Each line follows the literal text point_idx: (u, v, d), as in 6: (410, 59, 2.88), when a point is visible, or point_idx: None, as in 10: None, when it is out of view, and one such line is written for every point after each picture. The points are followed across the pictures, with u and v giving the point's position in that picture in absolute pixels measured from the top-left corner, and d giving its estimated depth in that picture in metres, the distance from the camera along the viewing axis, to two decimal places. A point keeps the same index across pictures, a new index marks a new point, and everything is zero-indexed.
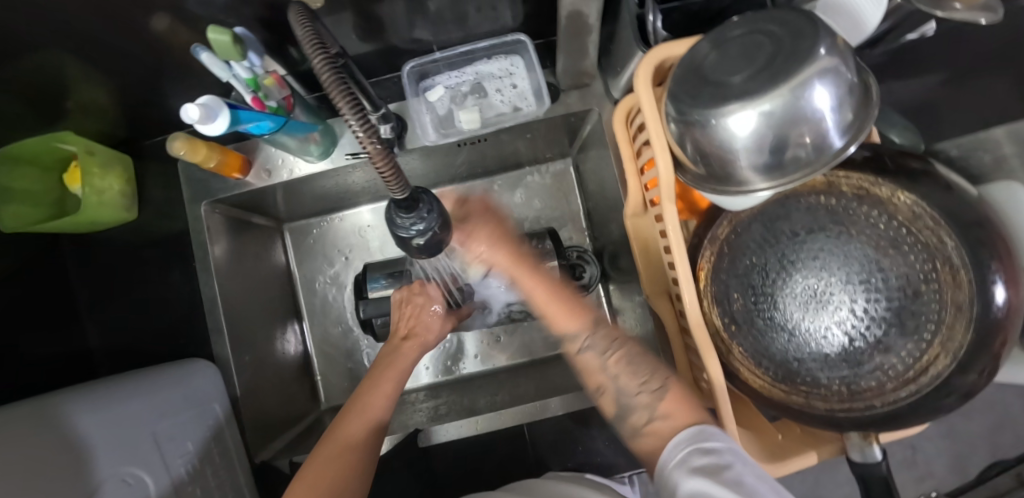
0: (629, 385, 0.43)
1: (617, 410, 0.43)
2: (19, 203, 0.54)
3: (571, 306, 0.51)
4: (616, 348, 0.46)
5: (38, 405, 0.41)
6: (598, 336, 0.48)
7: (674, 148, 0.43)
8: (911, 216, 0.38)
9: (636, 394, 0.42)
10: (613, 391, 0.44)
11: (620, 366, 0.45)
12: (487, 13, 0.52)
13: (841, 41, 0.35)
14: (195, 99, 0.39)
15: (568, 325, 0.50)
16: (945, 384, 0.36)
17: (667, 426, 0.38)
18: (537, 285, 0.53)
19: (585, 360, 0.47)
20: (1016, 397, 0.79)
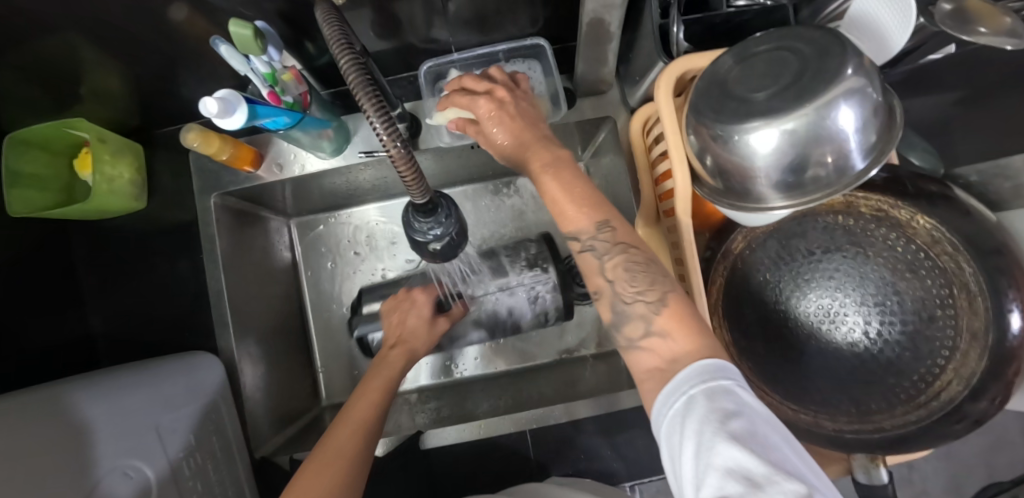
0: (624, 292, 0.37)
1: (611, 317, 0.37)
2: (28, 187, 0.53)
3: (583, 197, 0.38)
4: (620, 253, 0.37)
5: (46, 406, 0.43)
6: (604, 235, 0.37)
7: (692, 160, 0.43)
8: (930, 240, 0.38)
9: (632, 304, 0.36)
10: (610, 297, 0.38)
11: (623, 273, 0.37)
12: (507, 15, 0.52)
13: (868, 61, 0.35)
14: (215, 92, 0.37)
15: (573, 216, 0.38)
16: (957, 409, 0.36)
17: (667, 348, 0.33)
18: (550, 175, 0.38)
19: (582, 259, 0.39)
20: (1014, 419, 0.79)
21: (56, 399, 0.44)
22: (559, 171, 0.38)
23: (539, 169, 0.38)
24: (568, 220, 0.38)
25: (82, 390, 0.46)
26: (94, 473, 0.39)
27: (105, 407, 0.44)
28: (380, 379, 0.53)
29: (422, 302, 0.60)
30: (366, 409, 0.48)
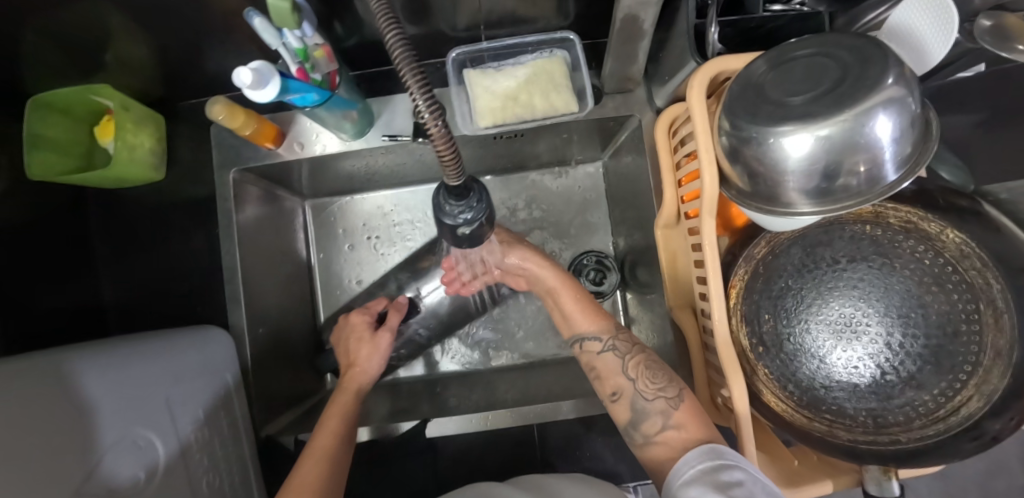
0: (646, 389, 0.44)
1: (630, 416, 0.45)
2: (47, 151, 0.53)
3: (596, 312, 0.51)
4: (635, 353, 0.47)
5: (57, 357, 0.40)
6: (620, 339, 0.49)
7: (722, 162, 0.43)
8: (958, 255, 0.38)
9: (652, 400, 0.44)
10: (630, 396, 0.45)
11: (639, 370, 0.46)
12: (539, 8, 0.52)
13: (908, 71, 0.35)
14: (250, 63, 0.37)
15: (586, 326, 0.50)
16: (976, 426, 0.36)
17: (682, 439, 0.41)
18: (567, 295, 0.52)
19: (603, 362, 0.48)
20: (1014, 447, 0.79)
21: (63, 353, 0.40)
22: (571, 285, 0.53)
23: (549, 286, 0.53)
24: (583, 329, 0.50)
25: (89, 351, 0.43)
26: (109, 437, 0.38)
27: (117, 371, 0.42)
28: (342, 407, 0.49)
29: (360, 323, 0.57)
30: (326, 445, 0.45)
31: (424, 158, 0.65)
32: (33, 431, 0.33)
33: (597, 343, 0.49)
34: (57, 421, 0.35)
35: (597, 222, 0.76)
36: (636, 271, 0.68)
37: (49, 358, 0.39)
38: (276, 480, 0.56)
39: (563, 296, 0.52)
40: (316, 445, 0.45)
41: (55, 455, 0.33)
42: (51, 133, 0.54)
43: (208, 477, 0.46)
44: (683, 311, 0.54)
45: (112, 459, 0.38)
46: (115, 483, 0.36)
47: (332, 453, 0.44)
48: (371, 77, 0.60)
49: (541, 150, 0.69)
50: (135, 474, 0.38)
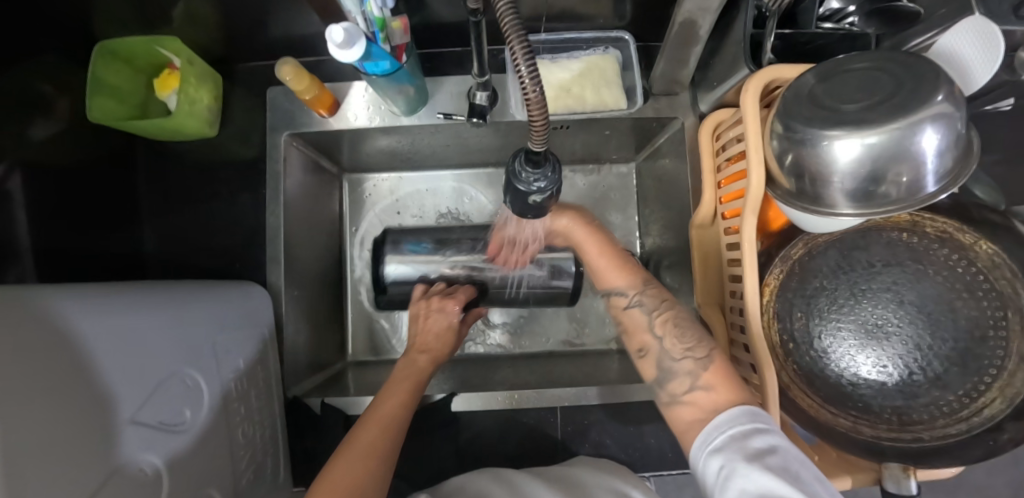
0: (673, 348, 0.45)
1: (658, 372, 0.45)
2: (108, 97, 0.54)
3: (625, 267, 0.54)
4: (663, 310, 0.48)
5: (114, 292, 0.40)
6: (648, 294, 0.50)
7: (770, 163, 0.45)
8: (990, 264, 0.40)
9: (677, 356, 0.44)
10: (657, 354, 0.46)
11: (667, 328, 0.47)
12: (600, 6, 0.54)
13: (957, 90, 0.37)
14: (343, 23, 0.40)
15: (615, 280, 0.53)
16: (998, 426, 0.38)
17: (709, 400, 0.39)
18: (592, 248, 0.56)
19: (631, 316, 0.50)
20: (1005, 482, 0.81)
21: (119, 289, 0.41)
22: (598, 235, 0.57)
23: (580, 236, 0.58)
24: (613, 282, 0.53)
25: (141, 288, 0.43)
26: (161, 373, 0.39)
27: (169, 312, 0.43)
28: (407, 383, 0.55)
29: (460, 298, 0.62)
30: (390, 415, 0.49)
31: (468, 141, 0.67)
32: (93, 361, 0.33)
33: (625, 297, 0.51)
34: (113, 350, 0.35)
35: (626, 222, 0.79)
36: (662, 270, 0.70)
37: (107, 291, 0.39)
38: (298, 440, 0.56)
39: (587, 246, 0.57)
40: (378, 412, 0.49)
41: (109, 387, 0.34)
42: (114, 79, 0.55)
43: (242, 428, 0.47)
44: (711, 308, 0.56)
45: (162, 393, 0.38)
46: (161, 420, 0.37)
47: (390, 420, 0.49)
48: (427, 57, 0.61)
49: (582, 145, 0.71)
50: (181, 413, 0.39)
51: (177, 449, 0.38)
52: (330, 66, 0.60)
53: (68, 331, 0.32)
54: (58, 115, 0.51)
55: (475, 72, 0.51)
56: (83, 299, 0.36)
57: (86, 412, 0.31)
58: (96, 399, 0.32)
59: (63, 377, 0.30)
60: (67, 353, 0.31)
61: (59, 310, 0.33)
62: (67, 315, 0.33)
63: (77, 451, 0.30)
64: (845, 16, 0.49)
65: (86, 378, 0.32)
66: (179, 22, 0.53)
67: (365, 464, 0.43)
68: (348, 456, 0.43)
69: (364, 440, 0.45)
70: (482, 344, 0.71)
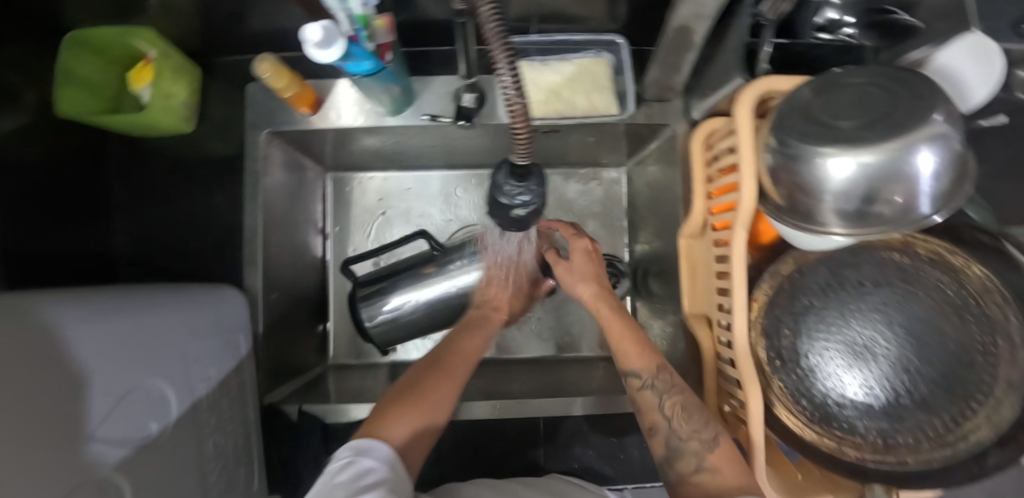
0: (681, 428, 0.42)
1: (665, 452, 0.43)
2: (78, 89, 0.51)
3: (647, 349, 0.48)
4: (675, 393, 0.44)
5: (80, 294, 0.38)
6: (661, 377, 0.45)
7: (762, 177, 0.44)
8: (981, 289, 0.40)
9: (687, 441, 0.42)
10: (665, 434, 0.43)
11: (677, 410, 0.43)
12: (593, 7, 0.52)
13: (955, 109, 0.36)
14: (320, 21, 0.38)
15: (632, 359, 0.47)
16: (982, 452, 0.38)
17: (717, 484, 0.38)
18: (619, 328, 0.50)
19: (642, 398, 0.45)
20: None
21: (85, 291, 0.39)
22: (620, 314, 0.51)
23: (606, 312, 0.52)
24: (629, 362, 0.47)
25: (111, 292, 0.42)
26: (126, 384, 0.37)
27: (139, 319, 0.41)
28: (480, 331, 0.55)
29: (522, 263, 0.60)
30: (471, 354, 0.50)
31: (455, 142, 0.65)
32: (55, 372, 0.31)
33: (638, 378, 0.46)
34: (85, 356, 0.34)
35: (616, 228, 0.77)
36: (649, 278, 0.69)
37: (74, 295, 0.37)
38: (273, 447, 0.55)
39: (612, 324, 0.50)
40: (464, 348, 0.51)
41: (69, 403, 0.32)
42: (83, 71, 0.52)
43: (214, 439, 0.45)
44: (697, 321, 0.55)
45: (126, 405, 0.37)
46: (123, 434, 0.35)
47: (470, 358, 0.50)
48: (414, 55, 0.59)
49: (569, 148, 0.70)
50: (145, 426, 0.38)
51: (139, 465, 0.36)
52: (313, 61, 0.58)
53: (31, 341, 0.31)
54: (25, 108, 0.49)
55: (461, 75, 0.49)
56: (47, 304, 0.34)
57: (46, 426, 0.29)
58: (56, 414, 0.31)
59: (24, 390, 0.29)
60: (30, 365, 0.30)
61: (49, 317, 0.33)
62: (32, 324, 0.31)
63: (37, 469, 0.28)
64: (843, 27, 0.48)
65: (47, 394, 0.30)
66: (153, 13, 0.51)
67: (443, 389, 0.44)
68: (432, 379, 0.45)
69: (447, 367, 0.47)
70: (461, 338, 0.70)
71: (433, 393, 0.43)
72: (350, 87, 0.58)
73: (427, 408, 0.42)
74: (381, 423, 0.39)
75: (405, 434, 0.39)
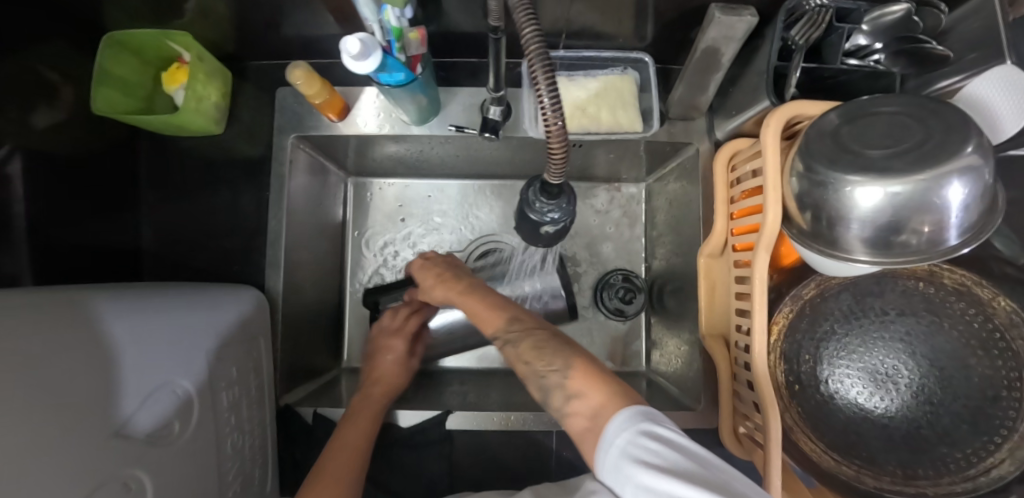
0: (539, 368, 0.40)
1: (541, 399, 0.40)
2: (113, 88, 0.52)
3: (501, 307, 0.47)
4: (528, 338, 0.42)
5: (106, 296, 0.39)
6: (512, 325, 0.44)
7: (788, 201, 0.44)
8: (1009, 323, 0.39)
9: (553, 389, 0.38)
10: (531, 377, 0.41)
11: (532, 352, 0.41)
12: (622, 25, 0.53)
13: (986, 142, 0.36)
14: (359, 34, 0.39)
15: (488, 323, 0.46)
16: (1006, 487, 0.37)
17: (587, 407, 0.36)
18: (466, 304, 0.50)
19: (506, 353, 0.44)
20: None
21: (111, 293, 0.40)
22: (473, 291, 0.50)
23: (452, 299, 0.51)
24: (489, 325, 0.46)
25: (138, 292, 0.43)
26: (153, 382, 0.37)
27: (165, 317, 0.41)
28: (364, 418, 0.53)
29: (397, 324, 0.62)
30: (351, 447, 0.48)
31: (476, 153, 0.66)
32: (71, 372, 0.32)
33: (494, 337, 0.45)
34: (121, 352, 0.36)
35: (633, 243, 0.77)
36: (666, 295, 0.69)
37: (102, 297, 0.38)
38: (287, 450, 0.55)
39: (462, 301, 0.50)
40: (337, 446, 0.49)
41: (89, 404, 0.32)
42: (120, 71, 0.53)
43: (233, 438, 0.46)
44: (715, 341, 0.54)
45: (150, 402, 0.36)
46: (145, 432, 0.35)
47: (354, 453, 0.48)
48: (442, 66, 0.60)
49: (590, 162, 0.70)
50: (169, 425, 0.37)
51: (164, 464, 0.36)
52: (343, 68, 0.59)
53: (43, 342, 0.31)
54: (62, 104, 0.50)
55: (490, 88, 0.50)
56: (63, 308, 0.35)
57: (64, 426, 0.30)
58: (77, 413, 0.31)
59: (35, 390, 0.29)
60: (42, 367, 0.30)
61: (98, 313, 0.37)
62: (40, 326, 0.32)
63: (54, 470, 0.28)
64: (872, 53, 0.47)
65: (61, 394, 0.30)
66: (191, 17, 0.52)
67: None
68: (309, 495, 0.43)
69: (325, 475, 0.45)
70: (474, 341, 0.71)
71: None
72: (377, 95, 0.59)
73: None
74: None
75: None
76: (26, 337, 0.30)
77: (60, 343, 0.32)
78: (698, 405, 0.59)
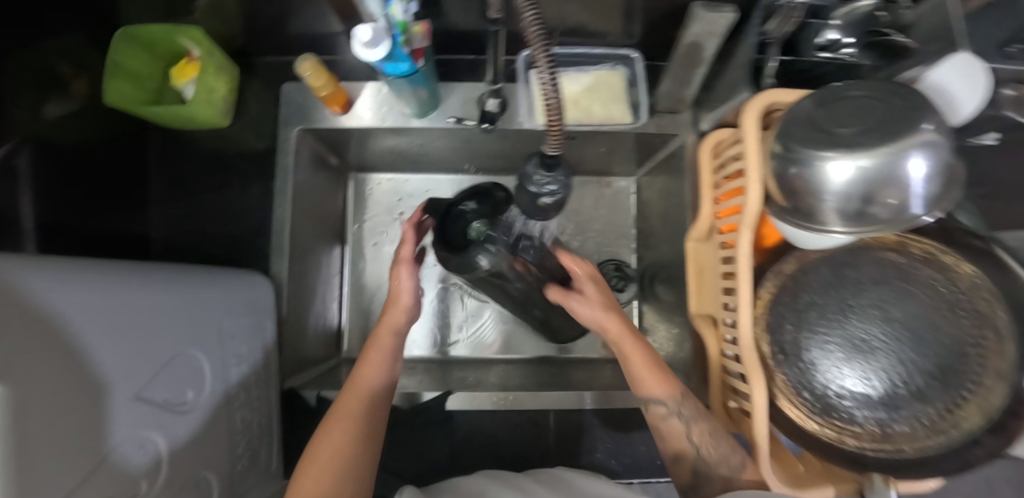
0: (709, 456, 0.47)
1: (694, 478, 0.49)
2: (126, 81, 0.54)
3: (663, 373, 0.49)
4: (703, 422, 0.48)
5: (119, 268, 0.38)
6: (687, 404, 0.48)
7: (766, 182, 0.47)
8: (971, 286, 0.43)
9: (716, 467, 0.47)
10: (694, 461, 0.49)
11: (703, 438, 0.48)
12: (612, 23, 0.57)
13: (943, 122, 0.40)
14: (370, 23, 0.42)
15: (652, 388, 0.49)
16: (975, 440, 0.40)
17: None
18: (635, 357, 0.49)
19: (670, 426, 0.49)
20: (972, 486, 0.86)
21: (120, 266, 0.39)
22: (626, 335, 0.50)
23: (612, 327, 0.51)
24: (653, 391, 0.49)
25: (143, 268, 0.41)
26: (168, 352, 0.38)
27: (182, 292, 0.42)
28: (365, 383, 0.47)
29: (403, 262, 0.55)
30: (371, 383, 0.47)
31: (475, 146, 0.69)
32: (106, 335, 0.32)
33: (664, 407, 0.49)
34: (146, 319, 0.37)
35: (624, 234, 0.80)
36: (657, 283, 0.72)
37: (113, 267, 0.37)
38: (291, 432, 0.57)
39: (623, 341, 0.50)
40: (358, 378, 0.48)
41: (115, 369, 0.32)
42: (132, 64, 0.55)
43: (241, 413, 0.47)
44: (703, 321, 0.57)
45: (170, 370, 0.38)
46: (164, 398, 0.37)
47: (372, 387, 0.47)
48: (441, 62, 0.63)
49: (583, 156, 0.73)
50: (183, 393, 0.39)
51: (175, 431, 0.38)
52: (347, 64, 0.62)
53: (79, 303, 0.31)
54: (74, 95, 0.52)
55: (489, 79, 0.53)
56: (86, 273, 0.34)
57: (91, 389, 0.30)
58: (111, 377, 0.32)
59: (78, 352, 0.29)
60: (76, 330, 0.30)
61: (116, 276, 0.36)
62: (74, 290, 0.31)
63: (81, 428, 0.29)
64: (841, 47, 0.52)
65: (92, 358, 0.30)
66: (202, 13, 0.55)
67: (341, 432, 0.42)
68: (325, 428, 0.43)
69: (342, 407, 0.45)
70: (472, 328, 0.73)
71: (332, 442, 0.42)
72: (378, 89, 0.61)
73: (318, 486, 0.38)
74: (303, 482, 0.39)
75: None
76: (66, 297, 0.30)
77: (92, 305, 0.32)
78: (689, 384, 0.61)
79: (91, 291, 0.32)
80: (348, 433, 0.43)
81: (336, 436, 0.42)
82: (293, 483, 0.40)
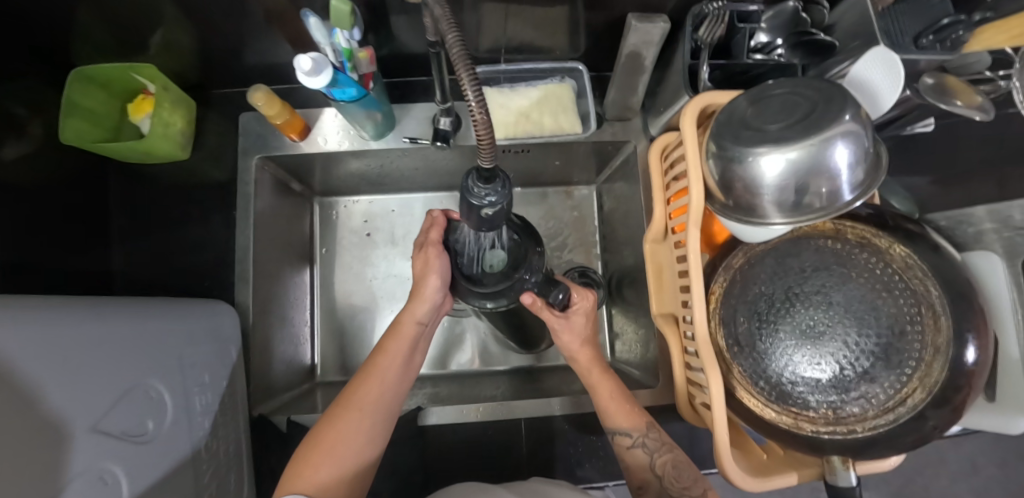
0: (671, 487, 0.48)
1: None
2: (81, 119, 0.55)
3: (631, 404, 0.51)
4: (664, 452, 0.49)
5: (61, 305, 0.37)
6: (651, 436, 0.50)
7: (708, 180, 0.49)
8: (904, 265, 0.44)
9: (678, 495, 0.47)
10: (656, 491, 0.48)
11: (668, 467, 0.49)
12: (556, 40, 0.59)
13: (864, 114, 0.42)
14: (310, 53, 0.44)
15: (619, 419, 0.51)
16: (921, 414, 0.41)
17: None
18: (603, 390, 0.52)
19: (635, 457, 0.49)
20: (927, 466, 0.90)
21: (68, 302, 0.38)
22: (603, 369, 0.53)
23: (585, 359, 0.53)
24: (616, 422, 0.51)
25: (88, 302, 0.40)
26: (125, 383, 0.39)
27: (137, 325, 0.43)
28: (371, 382, 0.46)
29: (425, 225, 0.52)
30: (386, 374, 0.48)
31: (434, 165, 0.70)
32: (56, 370, 0.33)
33: (629, 437, 0.50)
34: (99, 353, 0.37)
35: (589, 241, 0.82)
36: (622, 285, 0.74)
37: (56, 303, 0.36)
38: (264, 458, 0.57)
39: (590, 371, 0.53)
40: (374, 367, 0.48)
41: (61, 405, 0.32)
42: (87, 103, 0.56)
43: (207, 442, 0.47)
44: (664, 319, 0.58)
45: (128, 401, 0.39)
46: (121, 430, 0.37)
47: (386, 379, 0.47)
48: (395, 86, 0.65)
49: (541, 168, 0.75)
50: (142, 424, 0.39)
51: (137, 462, 0.38)
52: (304, 92, 0.64)
53: (13, 343, 0.30)
54: (30, 137, 0.52)
55: (438, 100, 0.55)
56: (20, 310, 0.33)
57: (32, 431, 0.29)
58: (63, 411, 0.32)
59: (20, 391, 0.29)
60: (8, 373, 0.29)
61: (63, 316, 0.36)
62: (11, 331, 0.31)
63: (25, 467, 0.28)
64: (774, 48, 0.55)
65: (40, 394, 0.31)
66: (156, 51, 0.56)
67: (347, 426, 0.44)
68: (334, 418, 0.45)
69: (356, 398, 0.46)
70: (444, 343, 0.75)
71: (339, 433, 0.44)
72: (336, 115, 0.64)
73: (327, 471, 0.42)
74: (304, 471, 0.41)
75: (323, 482, 0.41)
76: None
77: (29, 344, 0.31)
78: (658, 382, 0.62)
79: (28, 331, 0.32)
80: (356, 428, 0.44)
81: (341, 429, 0.44)
82: (293, 466, 0.43)
